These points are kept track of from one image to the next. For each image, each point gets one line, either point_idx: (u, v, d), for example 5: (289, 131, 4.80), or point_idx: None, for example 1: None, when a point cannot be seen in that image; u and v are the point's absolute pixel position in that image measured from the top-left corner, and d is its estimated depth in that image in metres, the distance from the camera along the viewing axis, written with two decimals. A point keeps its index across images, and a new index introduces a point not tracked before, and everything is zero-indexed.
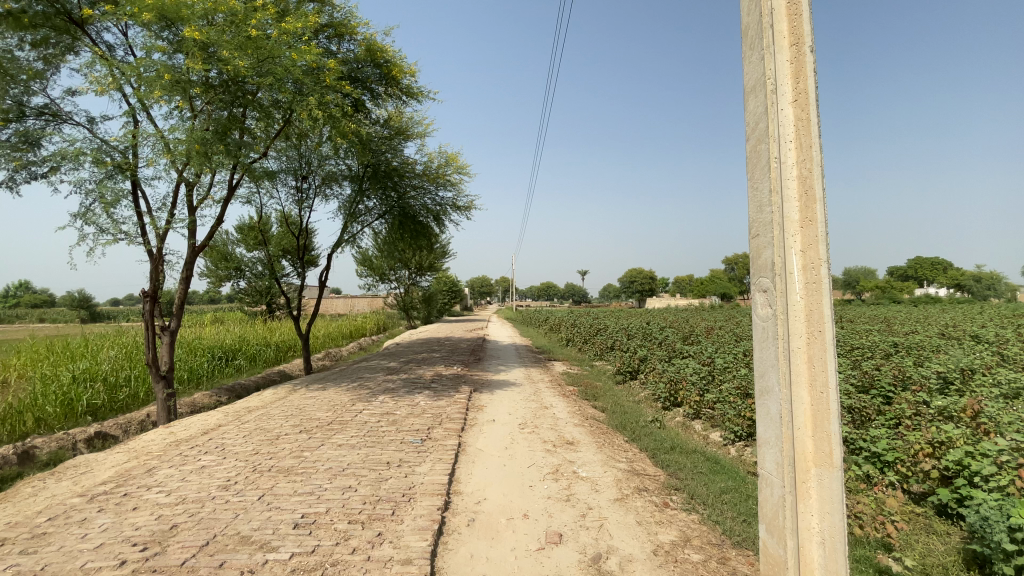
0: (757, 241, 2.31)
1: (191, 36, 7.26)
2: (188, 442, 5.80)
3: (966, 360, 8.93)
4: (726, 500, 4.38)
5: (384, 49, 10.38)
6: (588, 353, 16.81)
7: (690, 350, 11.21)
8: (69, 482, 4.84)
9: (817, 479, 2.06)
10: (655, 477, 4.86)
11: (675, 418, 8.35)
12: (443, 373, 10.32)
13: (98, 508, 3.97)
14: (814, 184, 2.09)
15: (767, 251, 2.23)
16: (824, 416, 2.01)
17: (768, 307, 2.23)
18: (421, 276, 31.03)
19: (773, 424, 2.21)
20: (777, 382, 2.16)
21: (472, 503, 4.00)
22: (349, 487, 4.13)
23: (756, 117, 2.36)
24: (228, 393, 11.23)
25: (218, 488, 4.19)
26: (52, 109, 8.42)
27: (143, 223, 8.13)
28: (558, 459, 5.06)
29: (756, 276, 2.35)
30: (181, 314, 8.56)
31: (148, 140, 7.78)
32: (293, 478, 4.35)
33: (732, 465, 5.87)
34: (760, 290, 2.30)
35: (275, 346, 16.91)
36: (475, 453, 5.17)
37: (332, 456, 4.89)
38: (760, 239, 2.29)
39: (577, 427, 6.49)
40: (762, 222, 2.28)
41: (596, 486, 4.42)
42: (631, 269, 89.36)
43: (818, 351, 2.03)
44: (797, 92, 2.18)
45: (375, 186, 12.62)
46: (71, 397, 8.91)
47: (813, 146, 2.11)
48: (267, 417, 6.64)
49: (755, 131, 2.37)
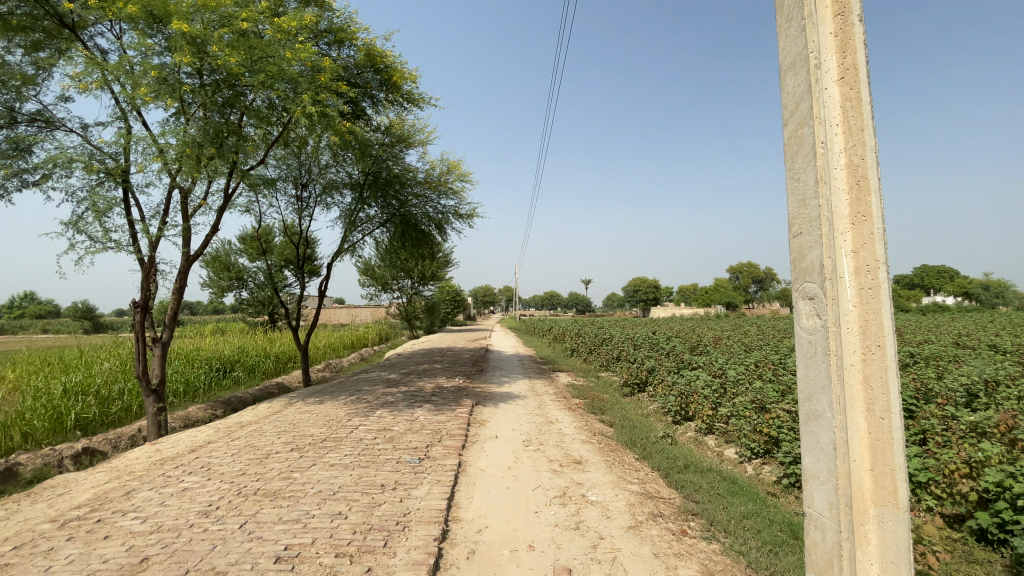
0: (799, 240, 1.97)
1: (179, 30, 7.03)
2: (174, 462, 5.48)
3: (990, 371, 8.54)
4: (748, 527, 4.01)
5: (385, 55, 10.13)
6: (593, 364, 16.45)
7: (700, 361, 10.85)
8: (44, 505, 4.53)
9: (877, 521, 1.75)
10: (669, 501, 4.50)
11: (687, 433, 7.97)
12: (445, 385, 9.99)
13: (67, 537, 3.65)
14: (869, 173, 1.80)
15: (813, 251, 1.89)
16: (887, 448, 1.71)
17: (814, 317, 1.90)
18: (424, 286, 30.79)
19: (822, 456, 1.87)
20: (828, 407, 1.83)
21: (472, 532, 3.66)
22: (339, 513, 3.79)
23: (795, 97, 2.03)
24: (224, 406, 10.93)
25: (198, 514, 3.87)
26: (44, 115, 8.21)
27: (135, 231, 7.88)
28: (565, 481, 4.72)
29: (795, 281, 2.01)
30: (173, 325, 8.28)
31: (140, 145, 7.54)
32: (280, 502, 4.02)
33: (751, 486, 5.50)
34: (802, 298, 1.96)
35: (274, 358, 16.63)
36: (476, 474, 4.83)
37: (323, 478, 4.55)
38: (803, 238, 1.95)
39: (584, 445, 6.14)
40: (805, 218, 1.94)
41: (607, 512, 4.07)
42: (635, 279, 88.98)
43: (879, 369, 1.73)
44: (844, 68, 1.88)
45: (375, 194, 12.35)
46: (60, 411, 8.62)
47: (867, 129, 1.81)
48: (259, 433, 6.32)
49: (794, 113, 2.03)
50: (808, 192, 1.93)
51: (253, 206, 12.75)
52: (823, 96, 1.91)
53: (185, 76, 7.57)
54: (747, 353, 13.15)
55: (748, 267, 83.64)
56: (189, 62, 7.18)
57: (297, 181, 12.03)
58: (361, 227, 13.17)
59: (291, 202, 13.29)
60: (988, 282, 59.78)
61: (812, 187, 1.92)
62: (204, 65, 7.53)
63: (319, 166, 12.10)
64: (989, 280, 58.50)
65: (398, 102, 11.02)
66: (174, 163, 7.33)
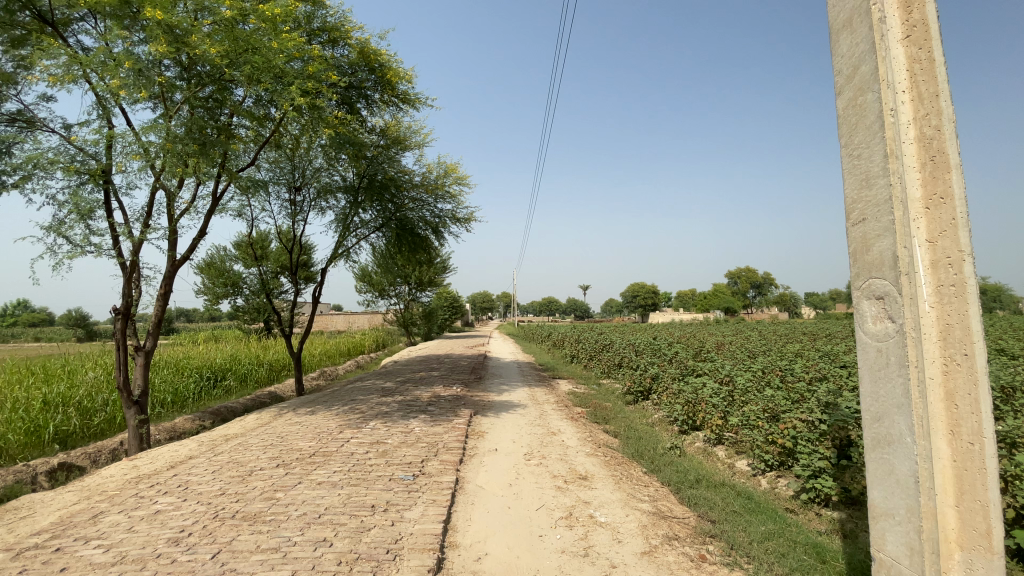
0: (864, 229, 1.74)
1: (155, 18, 6.67)
2: (151, 480, 5.12)
3: (1008, 377, 8.21)
4: (772, 550, 3.67)
5: (380, 53, 9.87)
6: (594, 370, 16.10)
7: (706, 367, 10.53)
8: (3, 530, 4.17)
9: (965, 567, 1.50)
10: (684, 521, 4.16)
11: (695, 443, 7.63)
12: (442, 394, 9.63)
13: (19, 569, 3.29)
14: (946, 147, 1.56)
15: (880, 240, 1.67)
16: (978, 480, 1.47)
17: (884, 322, 1.66)
18: (422, 292, 30.44)
19: (899, 490, 1.63)
20: (908, 432, 1.58)
21: (470, 561, 3.31)
22: (323, 540, 3.44)
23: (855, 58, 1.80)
24: (213, 417, 10.55)
25: (167, 542, 3.51)
26: (26, 115, 7.91)
27: (116, 235, 7.55)
28: (570, 500, 4.37)
29: (858, 279, 1.78)
30: (157, 333, 7.92)
31: (121, 143, 7.21)
32: (259, 527, 3.67)
33: (767, 503, 5.16)
34: (870, 297, 1.72)
35: (267, 366, 16.26)
36: (475, 492, 4.49)
37: (308, 499, 4.20)
38: (868, 226, 1.72)
39: (589, 458, 5.79)
40: (870, 202, 1.71)
41: (617, 536, 3.72)
42: (633, 285, 88.79)
43: (966, 384, 1.49)
44: (912, 24, 1.65)
45: (371, 198, 12.01)
46: (39, 424, 8.24)
47: (942, 94, 1.57)
48: (244, 448, 5.96)
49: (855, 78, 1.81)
50: (873, 171, 1.71)
51: (245, 210, 12.43)
52: (888, 57, 1.67)
53: (167, 68, 7.25)
54: (752, 359, 12.83)
55: (747, 272, 83.51)
56: (167, 53, 6.79)
57: (290, 183, 11.75)
58: (356, 232, 12.84)
59: (284, 206, 12.97)
60: (987, 286, 59.74)
61: (879, 164, 1.69)
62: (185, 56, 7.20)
63: (313, 168, 11.79)
64: (988, 284, 58.42)
65: (394, 103, 10.73)
66: (155, 162, 6.99)
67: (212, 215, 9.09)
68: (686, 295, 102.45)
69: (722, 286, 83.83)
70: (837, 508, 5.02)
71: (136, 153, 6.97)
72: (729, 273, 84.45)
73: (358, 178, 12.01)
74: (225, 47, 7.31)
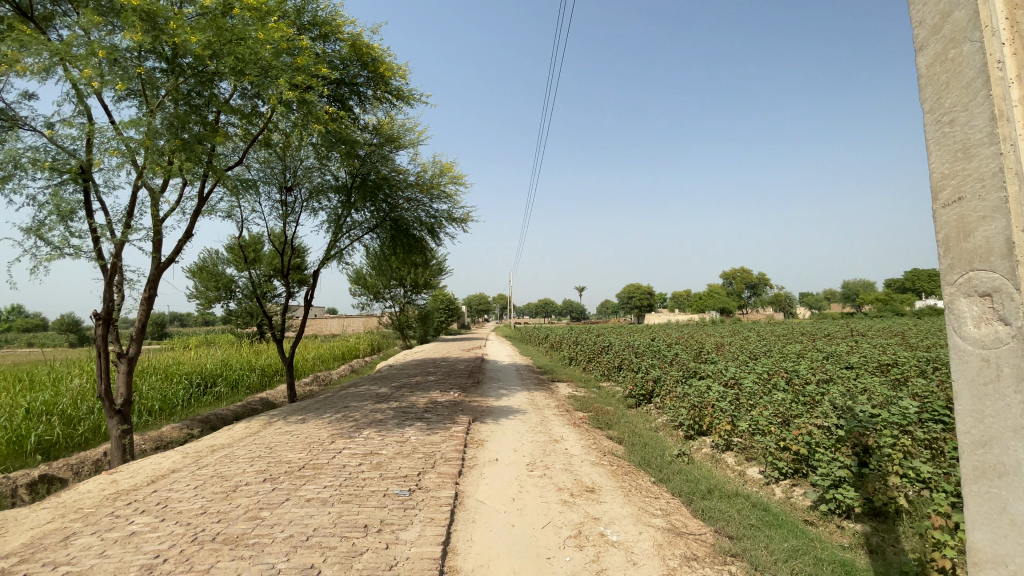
0: (965, 207, 1.63)
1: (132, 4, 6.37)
2: (130, 496, 4.80)
3: None
4: (799, 570, 3.38)
5: (372, 47, 9.56)
6: (594, 373, 15.82)
7: (710, 370, 10.26)
8: None
9: None
10: (701, 539, 3.87)
11: (702, 449, 7.35)
12: (440, 399, 9.31)
13: None
14: None
15: (986, 223, 1.56)
16: None
17: (995, 326, 1.52)
18: (417, 294, 30.06)
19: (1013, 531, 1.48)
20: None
21: None
22: (311, 567, 3.12)
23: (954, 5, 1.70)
24: (202, 425, 10.18)
25: (138, 570, 3.19)
26: (7, 114, 7.58)
27: (96, 236, 7.20)
28: (578, 516, 4.08)
29: (963, 274, 1.65)
30: (141, 338, 7.58)
31: (99, 139, 6.89)
32: (240, 552, 3.35)
33: (785, 515, 4.89)
34: (975, 296, 1.60)
35: (259, 371, 15.88)
36: (476, 509, 4.18)
37: (297, 518, 3.88)
38: (968, 206, 1.61)
39: (595, 468, 5.50)
40: (973, 175, 1.60)
41: (631, 557, 3.43)
42: (629, 287, 88.60)
43: None
44: None
45: (363, 198, 11.70)
46: (20, 433, 7.87)
47: None
48: (230, 460, 5.64)
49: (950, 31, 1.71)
50: (975, 138, 1.60)
51: (235, 211, 12.12)
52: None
53: (146, 57, 6.94)
54: (755, 360, 12.58)
55: (742, 272, 83.53)
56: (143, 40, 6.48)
57: (281, 184, 11.50)
58: (349, 233, 12.54)
59: (275, 207, 12.67)
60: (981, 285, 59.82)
61: (981, 130, 1.58)
62: (166, 46, 6.90)
63: (303, 166, 11.51)
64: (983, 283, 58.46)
65: (388, 99, 10.44)
66: (134, 157, 6.66)
67: (198, 215, 8.74)
68: (682, 295, 102.40)
69: (718, 286, 83.84)
70: (860, 521, 4.75)
71: (114, 149, 6.64)
72: (724, 274, 84.43)
73: (351, 177, 11.74)
74: (208, 36, 7.01)
